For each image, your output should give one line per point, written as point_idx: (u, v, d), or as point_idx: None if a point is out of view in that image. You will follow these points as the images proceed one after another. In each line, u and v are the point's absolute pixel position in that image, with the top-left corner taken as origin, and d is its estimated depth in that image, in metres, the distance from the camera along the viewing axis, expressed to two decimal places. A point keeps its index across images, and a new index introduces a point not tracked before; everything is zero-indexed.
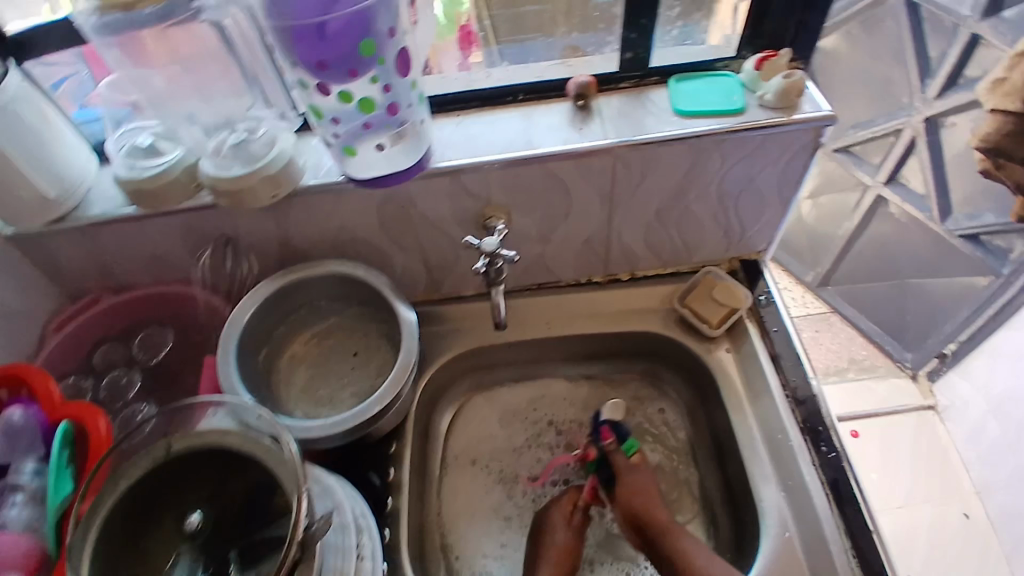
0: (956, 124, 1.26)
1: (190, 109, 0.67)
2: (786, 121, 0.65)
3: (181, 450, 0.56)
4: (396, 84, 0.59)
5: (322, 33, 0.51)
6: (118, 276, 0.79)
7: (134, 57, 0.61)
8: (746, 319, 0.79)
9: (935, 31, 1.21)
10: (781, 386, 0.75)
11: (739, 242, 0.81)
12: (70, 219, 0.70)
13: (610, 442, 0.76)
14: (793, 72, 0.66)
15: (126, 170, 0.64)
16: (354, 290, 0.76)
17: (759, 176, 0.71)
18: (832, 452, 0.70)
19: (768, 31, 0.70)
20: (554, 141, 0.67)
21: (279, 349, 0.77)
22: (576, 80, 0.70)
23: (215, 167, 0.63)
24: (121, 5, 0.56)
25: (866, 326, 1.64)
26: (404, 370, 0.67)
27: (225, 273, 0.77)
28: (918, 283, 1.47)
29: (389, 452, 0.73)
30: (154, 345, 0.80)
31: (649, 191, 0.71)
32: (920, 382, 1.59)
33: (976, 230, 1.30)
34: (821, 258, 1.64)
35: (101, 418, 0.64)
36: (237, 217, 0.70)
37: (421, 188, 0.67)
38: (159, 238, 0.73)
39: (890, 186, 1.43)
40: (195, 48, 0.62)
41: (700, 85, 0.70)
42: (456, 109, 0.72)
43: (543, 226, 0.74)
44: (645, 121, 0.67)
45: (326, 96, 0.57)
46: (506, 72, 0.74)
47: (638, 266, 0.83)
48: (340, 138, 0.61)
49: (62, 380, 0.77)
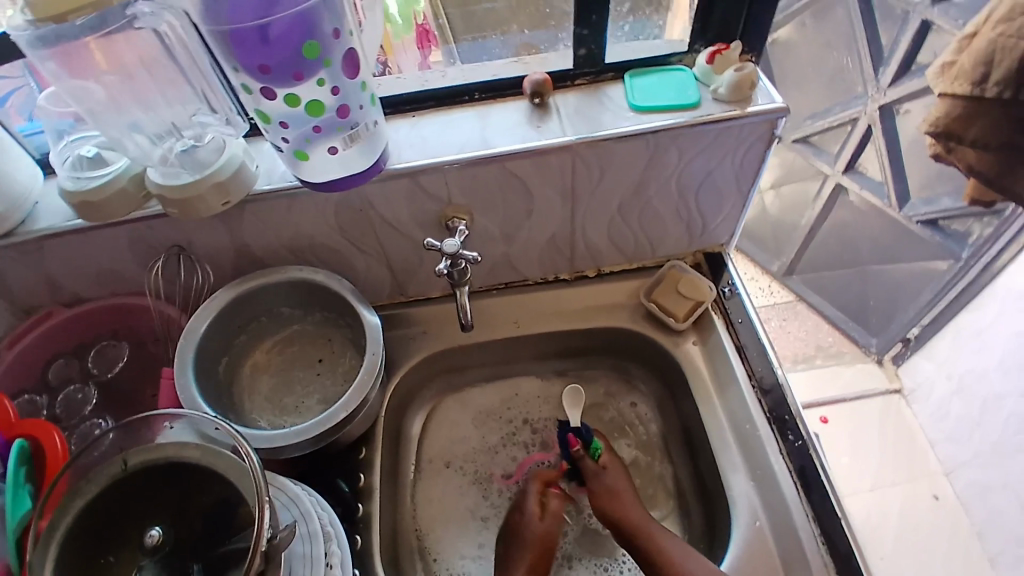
0: (910, 111, 1.27)
1: (133, 119, 0.62)
2: (739, 114, 0.66)
3: (137, 467, 0.53)
4: (346, 85, 0.57)
5: (264, 37, 0.50)
6: (69, 290, 0.76)
7: (70, 69, 0.56)
8: (712, 311, 0.80)
9: (885, 18, 1.23)
10: (746, 375, 0.76)
11: (702, 235, 0.82)
12: (16, 234, 0.67)
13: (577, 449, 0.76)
14: (744, 65, 0.67)
15: (72, 183, 0.63)
16: (315, 296, 0.75)
17: (717, 169, 0.72)
18: (799, 440, 0.71)
19: (717, 24, 0.70)
20: (511, 139, 0.66)
21: (240, 359, 0.75)
22: (531, 79, 0.69)
23: (163, 176, 0.62)
24: (54, 18, 0.50)
25: (832, 313, 1.70)
26: (369, 375, 0.66)
27: (180, 284, 0.76)
28: (877, 269, 1.53)
29: (359, 458, 0.72)
30: (110, 360, 0.78)
31: (610, 186, 0.71)
32: (886, 367, 1.63)
33: (934, 216, 1.33)
34: (784, 247, 1.70)
35: (56, 433, 0.62)
36: (190, 225, 0.68)
37: (378, 190, 0.66)
38: (110, 249, 0.71)
39: (849, 174, 1.45)
40: (135, 56, 0.58)
41: (654, 80, 0.70)
42: (412, 110, 0.71)
43: (505, 225, 0.74)
44: (602, 117, 0.68)
45: (272, 100, 0.55)
46: (460, 72, 0.74)
47: (603, 262, 0.83)
48: (290, 142, 0.59)
49: (15, 398, 0.75)
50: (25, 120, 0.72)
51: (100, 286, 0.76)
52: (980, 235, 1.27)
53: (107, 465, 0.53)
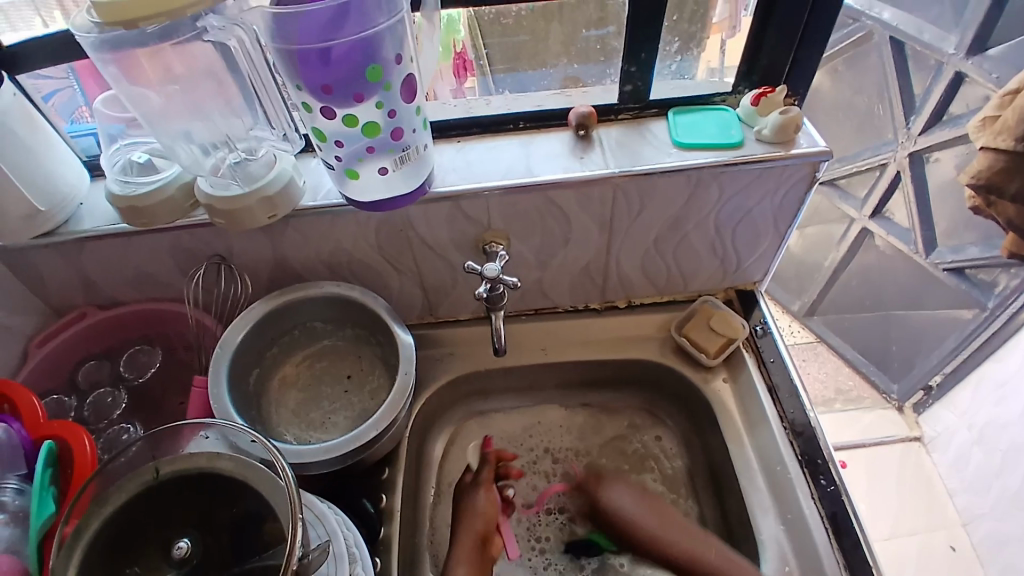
0: (941, 159, 1.28)
1: (187, 128, 0.63)
2: (782, 155, 0.66)
3: (168, 476, 0.53)
4: (401, 109, 0.58)
5: (326, 58, 0.51)
6: (105, 292, 0.77)
7: (129, 75, 0.57)
8: (743, 350, 0.79)
9: (919, 67, 1.25)
10: (777, 416, 0.75)
11: (736, 272, 0.82)
12: (60, 233, 0.69)
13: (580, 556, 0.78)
14: (789, 108, 0.67)
15: (120, 187, 0.64)
16: (348, 312, 0.75)
17: (756, 208, 0.72)
18: (832, 485, 0.70)
19: (763, 67, 0.72)
20: (554, 169, 0.67)
21: (271, 371, 0.76)
22: (576, 111, 0.71)
23: (213, 189, 0.63)
24: (123, 23, 0.50)
25: (851, 355, 1.67)
26: (401, 396, 0.66)
27: (218, 293, 0.76)
28: (902, 314, 1.50)
29: (382, 479, 0.72)
30: (141, 364, 0.78)
31: (648, 220, 0.72)
32: (907, 415, 1.60)
33: (961, 264, 1.32)
34: (806, 286, 1.68)
35: (86, 438, 0.61)
36: (233, 236, 0.70)
37: (421, 212, 0.67)
38: (152, 255, 0.72)
39: (875, 219, 1.45)
40: (193, 67, 0.59)
41: (698, 118, 0.71)
42: (457, 135, 0.73)
43: (541, 252, 0.75)
44: (644, 152, 0.68)
45: (330, 119, 0.56)
46: (505, 100, 0.75)
47: (634, 294, 0.83)
48: (342, 161, 0.60)
49: (44, 397, 0.75)
50: (66, 122, 0.74)
51: (135, 290, 0.77)
52: (1007, 285, 1.27)
53: (137, 472, 0.53)
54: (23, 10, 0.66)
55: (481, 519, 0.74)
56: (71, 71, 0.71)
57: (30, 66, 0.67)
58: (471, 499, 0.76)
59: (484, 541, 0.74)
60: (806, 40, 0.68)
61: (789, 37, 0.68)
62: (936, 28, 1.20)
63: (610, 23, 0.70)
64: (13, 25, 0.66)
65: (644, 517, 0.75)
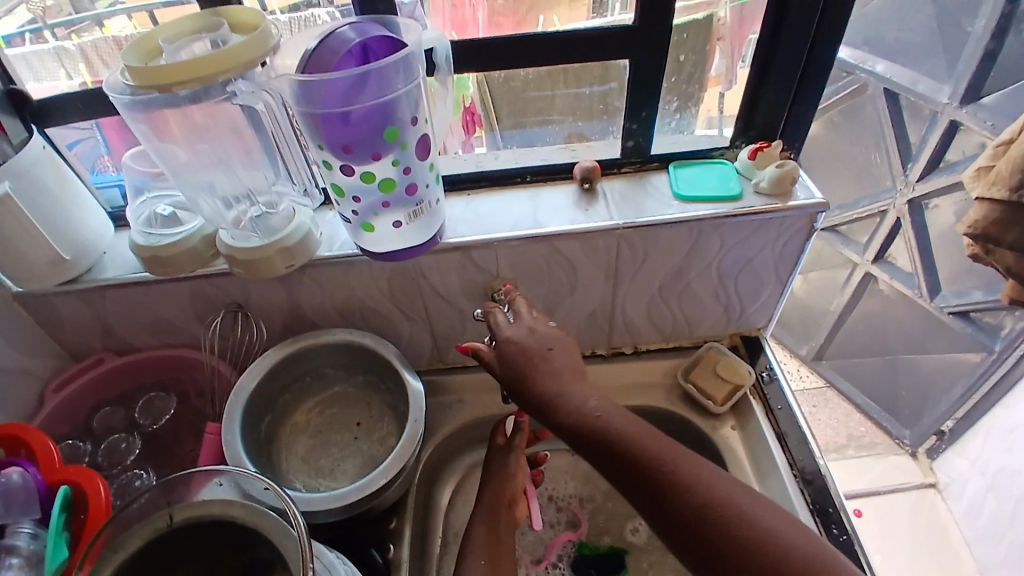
0: (940, 205, 1.30)
1: (211, 180, 0.66)
2: (781, 207, 0.69)
3: (181, 522, 0.53)
4: (416, 166, 0.61)
5: (346, 120, 0.55)
6: (124, 338, 0.79)
7: (158, 133, 0.61)
8: (751, 396, 0.80)
9: (913, 118, 1.29)
10: (787, 464, 0.74)
11: (740, 319, 0.83)
12: (83, 280, 0.72)
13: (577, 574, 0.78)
14: (785, 162, 0.70)
15: (143, 238, 0.67)
16: (359, 359, 0.77)
17: (757, 257, 0.74)
18: (844, 535, 0.69)
19: (760, 123, 0.75)
20: (560, 221, 0.70)
21: (282, 417, 0.77)
22: (582, 165, 0.74)
23: (233, 238, 0.66)
24: (158, 87, 0.53)
25: (862, 400, 1.66)
26: (410, 443, 0.67)
27: (233, 339, 0.78)
28: (909, 359, 1.50)
29: (390, 527, 0.71)
30: (156, 410, 0.79)
31: (652, 269, 0.74)
32: (920, 460, 1.58)
33: (965, 308, 1.32)
34: (813, 331, 1.68)
35: (101, 483, 0.62)
36: (251, 285, 0.72)
37: (433, 262, 0.70)
38: (172, 303, 0.74)
39: (878, 264, 1.46)
40: (220, 124, 0.62)
41: (697, 172, 0.74)
42: (469, 188, 0.76)
43: (548, 299, 0.76)
44: (646, 204, 0.71)
45: (349, 176, 0.59)
46: (513, 154, 0.79)
47: (640, 340, 0.85)
48: (359, 214, 0.63)
49: (59, 442, 0.76)
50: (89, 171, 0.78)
51: (153, 336, 0.79)
52: (1013, 328, 1.26)
53: (151, 519, 0.53)
54: (48, 61, 0.70)
55: (512, 483, 0.72)
56: (97, 127, 0.75)
57: (62, 120, 0.72)
58: (505, 462, 0.73)
59: (509, 505, 0.71)
60: (800, 97, 0.72)
61: (785, 94, 0.72)
62: (930, 79, 1.24)
63: (612, 79, 0.73)
64: (38, 75, 0.71)
65: (544, 376, 0.61)
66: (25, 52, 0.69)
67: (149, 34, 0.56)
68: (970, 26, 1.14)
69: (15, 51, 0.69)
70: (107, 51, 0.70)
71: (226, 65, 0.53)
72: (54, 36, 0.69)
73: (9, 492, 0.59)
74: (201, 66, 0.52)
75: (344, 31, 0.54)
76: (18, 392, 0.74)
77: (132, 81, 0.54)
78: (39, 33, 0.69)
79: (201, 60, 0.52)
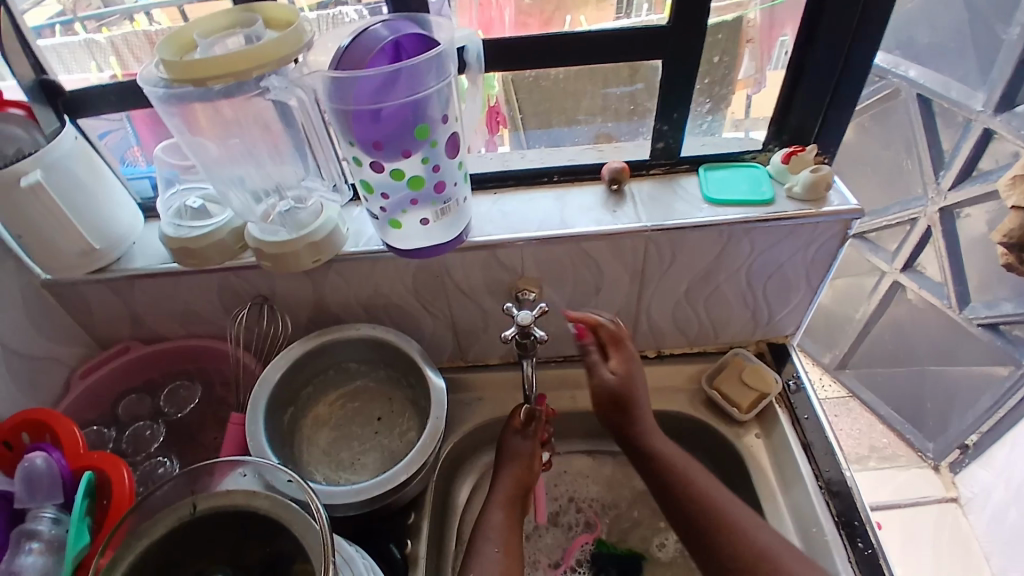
0: (971, 214, 1.27)
1: (241, 174, 0.67)
2: (814, 212, 0.67)
3: (203, 512, 0.53)
4: (445, 164, 0.61)
5: (377, 116, 0.55)
6: (150, 327, 0.80)
7: (191, 126, 0.62)
8: (776, 404, 0.79)
9: (947, 125, 1.26)
10: (813, 474, 0.73)
11: (767, 325, 0.82)
12: (113, 270, 0.73)
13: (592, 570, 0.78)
14: (820, 166, 0.69)
15: (173, 229, 0.68)
16: (383, 354, 0.77)
17: (788, 262, 0.73)
18: (869, 548, 0.68)
19: (794, 126, 0.74)
20: (588, 221, 0.69)
21: (304, 410, 0.77)
22: (610, 166, 0.73)
23: (261, 231, 0.66)
24: (190, 81, 0.53)
25: (885, 412, 1.63)
26: (432, 439, 0.66)
27: (258, 331, 0.79)
28: (936, 370, 1.46)
29: (407, 523, 0.72)
30: (181, 399, 0.80)
31: (679, 272, 0.73)
32: (943, 473, 1.55)
33: (995, 319, 1.28)
34: (836, 340, 1.65)
35: (125, 469, 0.63)
36: (276, 278, 0.72)
37: (458, 260, 0.70)
38: (198, 294, 0.75)
39: (906, 272, 1.43)
40: (251, 118, 0.63)
41: (728, 175, 0.73)
42: (494, 187, 0.76)
43: (572, 299, 0.76)
44: (675, 207, 0.70)
45: (378, 172, 0.60)
46: (540, 154, 0.78)
47: (664, 343, 0.84)
48: (387, 211, 0.63)
49: (84, 427, 0.77)
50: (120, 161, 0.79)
51: (179, 326, 0.80)
52: None
53: (176, 507, 0.53)
54: (80, 54, 0.72)
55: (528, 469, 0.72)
56: (128, 119, 0.76)
57: (93, 110, 0.73)
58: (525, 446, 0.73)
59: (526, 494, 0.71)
60: (836, 101, 0.70)
61: (821, 95, 0.70)
62: (963, 86, 1.21)
63: (639, 80, 0.72)
64: (70, 69, 0.72)
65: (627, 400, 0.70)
66: (54, 43, 0.70)
67: (184, 28, 0.57)
68: (1004, 33, 1.10)
69: (46, 42, 0.70)
70: (138, 45, 0.71)
71: (259, 61, 0.53)
72: (84, 29, 0.71)
73: (35, 477, 0.61)
74: (236, 62, 0.52)
75: (377, 28, 0.54)
76: (46, 377, 0.75)
77: (167, 75, 0.54)
78: (69, 25, 0.70)
79: (237, 56, 0.52)
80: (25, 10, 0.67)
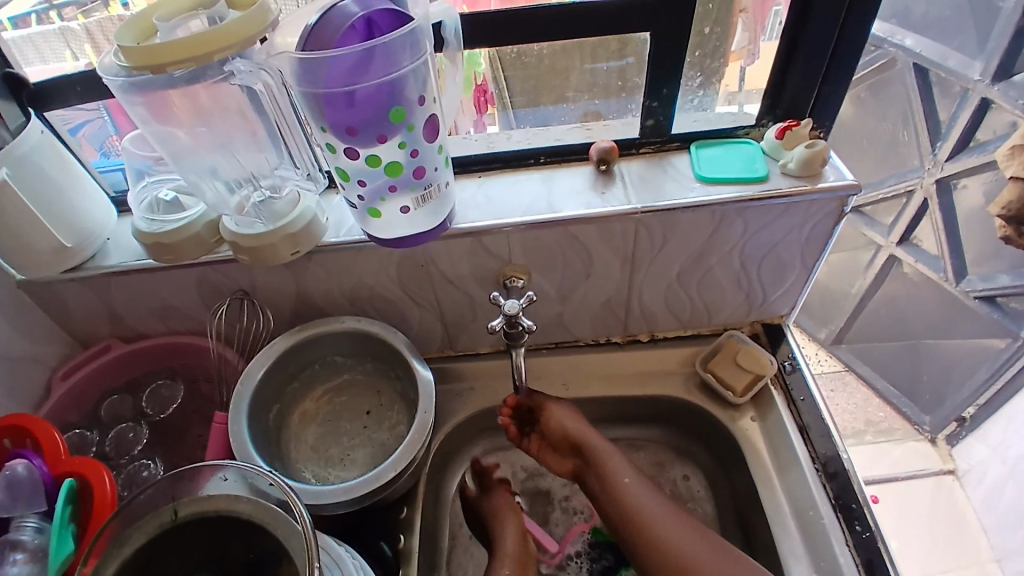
0: (968, 186, 1.25)
1: (213, 164, 0.63)
2: (809, 190, 0.65)
3: (185, 518, 0.51)
4: (424, 148, 0.58)
5: (350, 100, 0.52)
6: (130, 325, 0.78)
7: (157, 116, 0.58)
8: (772, 387, 0.77)
9: (944, 94, 1.23)
10: (809, 457, 0.72)
11: (762, 306, 0.80)
12: (86, 268, 0.70)
13: (592, 558, 0.77)
14: (815, 142, 0.67)
15: (147, 224, 0.65)
16: (369, 346, 0.75)
17: (783, 241, 0.70)
18: (867, 531, 0.67)
19: (787, 101, 0.71)
20: (576, 205, 0.67)
21: (290, 406, 0.75)
22: (598, 146, 0.71)
23: (237, 225, 0.64)
24: (150, 68, 0.50)
25: (882, 386, 1.62)
26: (421, 434, 0.65)
27: (240, 326, 0.77)
28: (933, 344, 1.46)
29: (399, 517, 0.71)
30: (163, 399, 0.78)
31: (670, 255, 0.71)
32: (939, 446, 1.55)
33: (992, 292, 1.27)
34: (832, 315, 1.64)
35: (107, 474, 0.61)
36: (256, 272, 0.70)
37: (442, 248, 0.67)
38: (177, 290, 0.73)
39: (903, 246, 1.41)
40: (220, 107, 0.60)
41: (720, 153, 0.71)
42: (478, 170, 0.74)
43: (562, 285, 0.74)
44: (666, 187, 0.68)
45: (354, 159, 0.57)
46: (525, 134, 0.76)
47: (657, 327, 0.82)
48: (365, 200, 0.60)
49: (66, 430, 0.76)
50: (97, 153, 0.76)
51: (160, 323, 0.78)
52: None
53: (156, 514, 0.52)
54: (54, 42, 0.68)
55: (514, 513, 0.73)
56: (104, 109, 0.72)
57: (59, 102, 0.69)
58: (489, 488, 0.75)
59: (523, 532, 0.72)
60: (830, 75, 0.68)
61: (814, 73, 0.68)
62: (961, 55, 1.17)
63: (629, 54, 0.69)
64: (43, 58, 0.69)
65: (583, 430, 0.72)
66: (30, 33, 0.67)
67: (144, 12, 0.54)
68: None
69: (19, 33, 0.67)
70: (111, 29, 0.66)
71: (219, 44, 0.50)
72: (60, 16, 0.67)
73: (15, 484, 0.59)
74: (196, 45, 0.49)
75: (346, 4, 0.50)
76: (23, 380, 0.73)
77: (125, 61, 0.51)
78: (46, 13, 0.67)
79: (196, 39, 0.49)
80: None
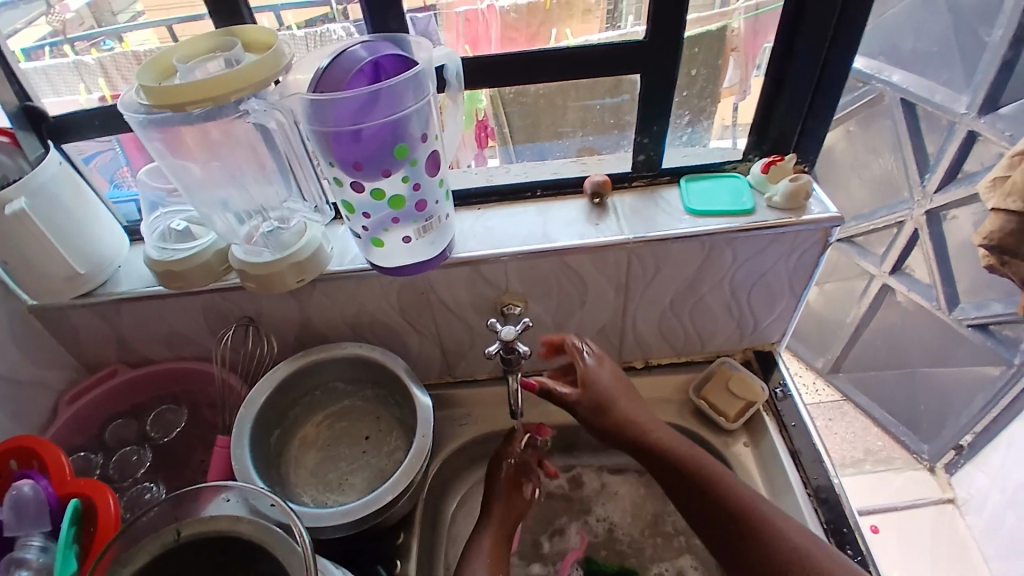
0: (957, 217, 1.27)
1: (225, 196, 0.67)
2: (794, 221, 0.68)
3: (187, 539, 0.52)
4: (426, 182, 0.62)
5: (357, 137, 0.55)
6: (137, 350, 0.80)
7: (174, 149, 0.61)
8: (764, 413, 0.79)
9: (930, 127, 1.27)
10: (801, 482, 0.73)
11: (753, 334, 0.82)
12: (98, 294, 0.73)
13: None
14: (799, 176, 0.69)
15: (158, 252, 0.68)
16: (369, 373, 0.77)
17: (770, 271, 0.73)
18: (858, 556, 0.67)
19: (772, 136, 0.74)
20: (571, 235, 0.70)
21: (291, 431, 0.77)
22: (592, 179, 0.74)
23: (245, 253, 0.67)
24: (168, 106, 0.53)
25: (878, 413, 1.63)
26: (418, 457, 0.66)
27: (244, 352, 0.79)
28: (927, 372, 1.47)
29: (396, 543, 0.71)
30: (167, 423, 0.80)
31: (663, 283, 0.73)
32: (938, 475, 1.55)
33: (985, 320, 1.29)
34: (830, 344, 1.67)
35: (112, 496, 0.62)
36: (261, 299, 0.73)
37: (441, 276, 0.70)
38: (184, 316, 0.75)
39: (895, 275, 1.44)
40: (231, 143, 0.63)
41: (709, 186, 0.74)
42: (478, 203, 0.77)
43: (558, 312, 0.76)
44: (658, 218, 0.71)
45: (359, 192, 0.60)
46: (522, 168, 0.79)
47: (651, 354, 0.84)
48: (369, 230, 0.63)
49: (71, 453, 0.77)
50: (109, 183, 0.79)
51: (167, 349, 0.80)
52: None
53: (160, 534, 0.53)
54: (68, 75, 0.71)
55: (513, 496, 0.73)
56: (117, 141, 0.76)
57: (78, 136, 0.73)
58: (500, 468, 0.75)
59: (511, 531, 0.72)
60: (813, 110, 0.71)
61: (800, 105, 0.71)
62: (947, 89, 1.22)
63: (624, 91, 0.73)
64: (58, 91, 0.72)
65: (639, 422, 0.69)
66: (43, 65, 0.70)
67: (164, 52, 0.57)
68: (987, 35, 1.11)
69: (35, 64, 0.70)
70: (127, 66, 0.71)
71: (235, 85, 0.53)
72: (73, 50, 0.70)
73: (22, 505, 0.60)
74: (212, 87, 0.53)
75: (356, 50, 0.54)
76: (31, 403, 0.75)
77: (145, 100, 0.54)
78: (58, 47, 0.70)
79: (213, 81, 0.52)
80: (12, 31, 0.67)
